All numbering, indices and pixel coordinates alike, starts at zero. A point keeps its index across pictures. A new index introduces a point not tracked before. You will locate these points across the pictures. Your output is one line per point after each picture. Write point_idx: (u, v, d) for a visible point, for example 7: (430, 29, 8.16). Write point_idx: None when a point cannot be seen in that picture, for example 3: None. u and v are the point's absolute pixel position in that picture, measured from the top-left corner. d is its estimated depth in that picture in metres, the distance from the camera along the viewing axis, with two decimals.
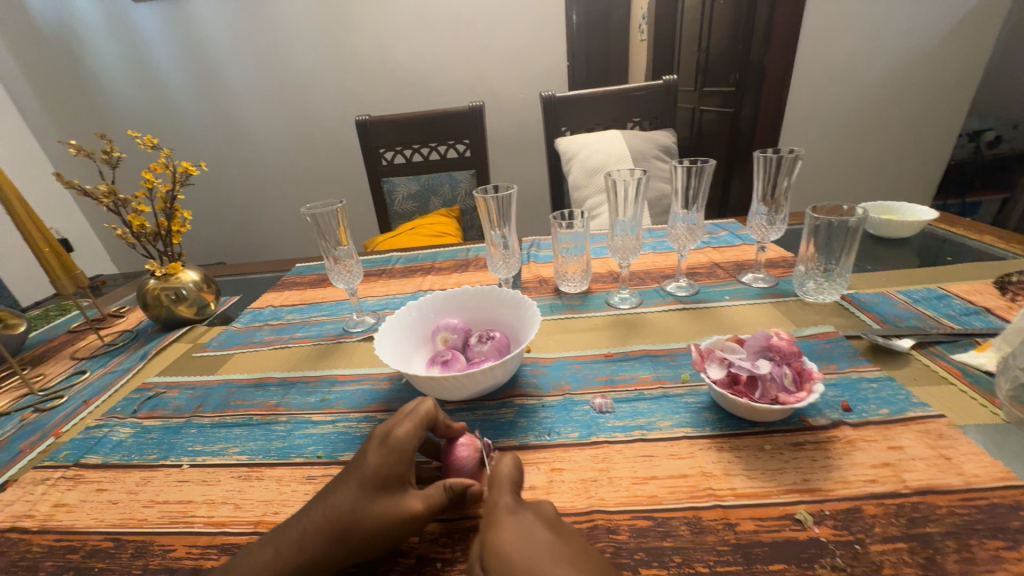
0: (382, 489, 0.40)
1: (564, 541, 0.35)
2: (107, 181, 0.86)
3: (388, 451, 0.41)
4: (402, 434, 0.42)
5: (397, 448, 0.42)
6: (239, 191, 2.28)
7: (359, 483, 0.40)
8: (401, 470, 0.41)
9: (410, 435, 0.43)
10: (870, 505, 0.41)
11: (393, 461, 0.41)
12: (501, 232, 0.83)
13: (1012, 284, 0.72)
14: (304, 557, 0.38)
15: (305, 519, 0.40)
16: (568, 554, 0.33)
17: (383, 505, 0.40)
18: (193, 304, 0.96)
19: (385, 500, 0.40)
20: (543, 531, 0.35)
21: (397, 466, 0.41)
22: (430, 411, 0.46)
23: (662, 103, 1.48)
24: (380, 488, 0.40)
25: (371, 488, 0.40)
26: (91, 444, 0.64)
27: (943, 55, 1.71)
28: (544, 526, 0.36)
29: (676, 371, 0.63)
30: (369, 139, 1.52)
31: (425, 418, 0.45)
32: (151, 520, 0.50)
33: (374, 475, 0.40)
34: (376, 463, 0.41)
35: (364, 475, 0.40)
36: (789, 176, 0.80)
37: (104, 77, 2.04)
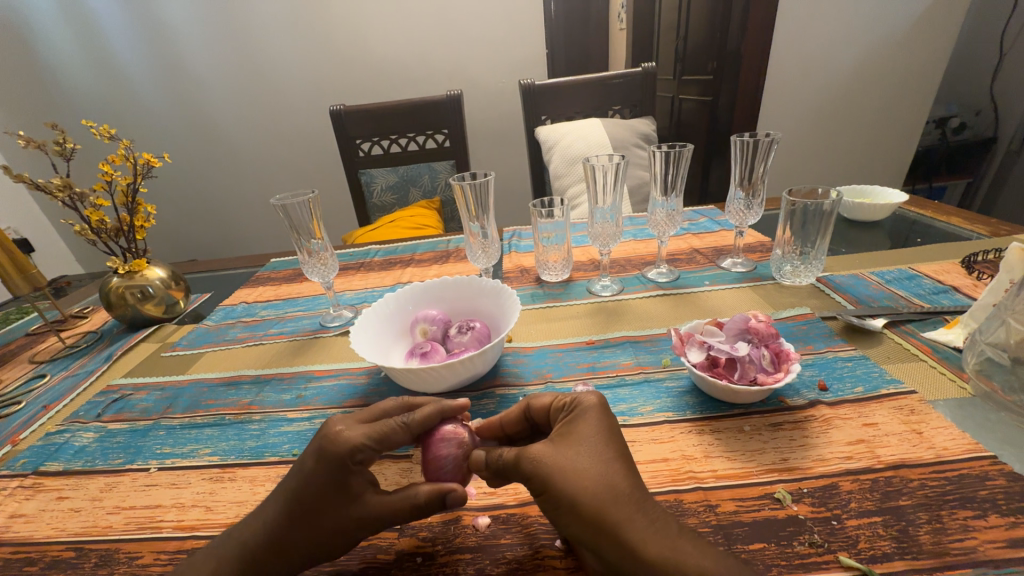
0: (322, 500, 0.39)
1: (617, 449, 0.38)
2: (60, 174, 0.80)
3: (326, 463, 0.39)
4: (342, 446, 0.39)
5: (336, 463, 0.39)
6: (211, 185, 2.20)
7: (297, 493, 0.39)
8: (346, 480, 0.39)
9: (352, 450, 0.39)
10: (846, 481, 0.42)
11: (333, 473, 0.39)
12: (480, 222, 0.82)
13: (978, 263, 0.74)
14: (250, 561, 0.38)
15: (252, 519, 0.40)
16: (619, 465, 0.36)
17: (323, 516, 0.38)
18: (161, 302, 0.92)
19: (327, 511, 0.38)
20: (600, 438, 0.38)
21: (338, 476, 0.39)
22: (391, 428, 0.41)
23: (640, 91, 1.48)
24: (321, 498, 0.39)
25: (309, 498, 0.39)
26: (51, 450, 0.60)
27: (913, 42, 1.74)
28: (603, 431, 0.39)
29: (658, 356, 0.63)
30: (344, 129, 1.47)
31: (376, 430, 0.41)
32: (115, 527, 0.48)
33: (313, 485, 0.39)
34: (313, 471, 0.39)
35: (301, 484, 0.39)
36: (766, 161, 0.80)
37: (55, 65, 1.92)
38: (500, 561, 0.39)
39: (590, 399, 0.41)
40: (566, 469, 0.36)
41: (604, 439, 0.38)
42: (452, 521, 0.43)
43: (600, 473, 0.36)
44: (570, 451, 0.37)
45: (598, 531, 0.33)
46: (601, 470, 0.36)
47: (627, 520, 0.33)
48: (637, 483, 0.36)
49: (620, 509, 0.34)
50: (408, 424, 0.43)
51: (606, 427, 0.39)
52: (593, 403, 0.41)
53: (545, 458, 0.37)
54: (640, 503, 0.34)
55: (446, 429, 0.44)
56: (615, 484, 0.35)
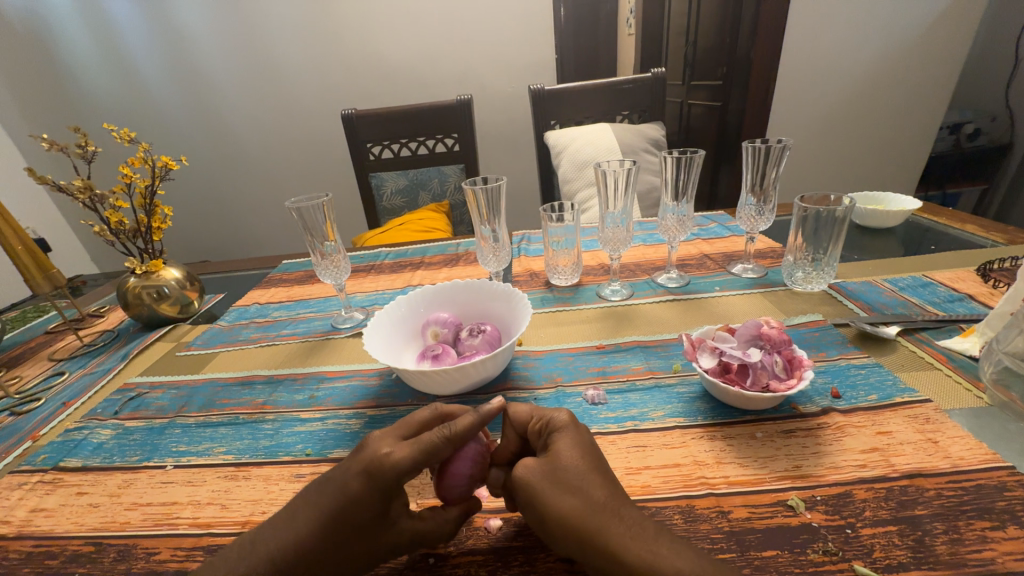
0: (365, 521, 0.38)
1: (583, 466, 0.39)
2: (82, 176, 0.82)
3: (370, 482, 0.38)
4: (391, 469, 0.38)
5: (382, 486, 0.38)
6: (225, 187, 2.24)
7: (340, 513, 0.38)
8: (389, 504, 0.38)
9: (401, 471, 0.38)
10: (861, 489, 0.42)
11: (378, 496, 0.38)
12: (491, 225, 0.82)
13: (994, 271, 0.73)
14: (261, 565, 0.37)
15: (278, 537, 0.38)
16: (584, 481, 0.37)
17: (363, 536, 0.38)
18: (176, 302, 0.93)
19: (369, 535, 0.38)
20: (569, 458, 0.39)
21: (384, 498, 0.38)
22: (438, 451, 0.40)
23: (650, 96, 1.48)
24: (364, 522, 0.38)
25: (353, 518, 0.38)
26: (70, 447, 0.62)
27: (926, 47, 1.73)
28: (571, 450, 0.39)
29: (668, 361, 0.63)
30: (356, 133, 1.49)
31: (422, 451, 0.39)
32: (134, 522, 0.49)
33: (356, 507, 0.38)
34: (359, 494, 0.38)
35: (344, 504, 0.38)
36: (778, 167, 0.80)
37: (77, 69, 1.97)
38: (508, 565, 0.39)
39: (560, 418, 0.42)
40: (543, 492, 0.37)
41: (574, 458, 0.39)
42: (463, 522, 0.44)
43: (571, 490, 0.36)
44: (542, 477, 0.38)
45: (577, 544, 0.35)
46: (572, 489, 0.37)
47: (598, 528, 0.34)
48: (604, 493, 0.37)
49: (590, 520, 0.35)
50: (453, 444, 0.40)
51: (573, 443, 0.40)
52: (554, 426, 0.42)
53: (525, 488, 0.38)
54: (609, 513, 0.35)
55: (475, 455, 0.42)
56: (583, 500, 0.36)
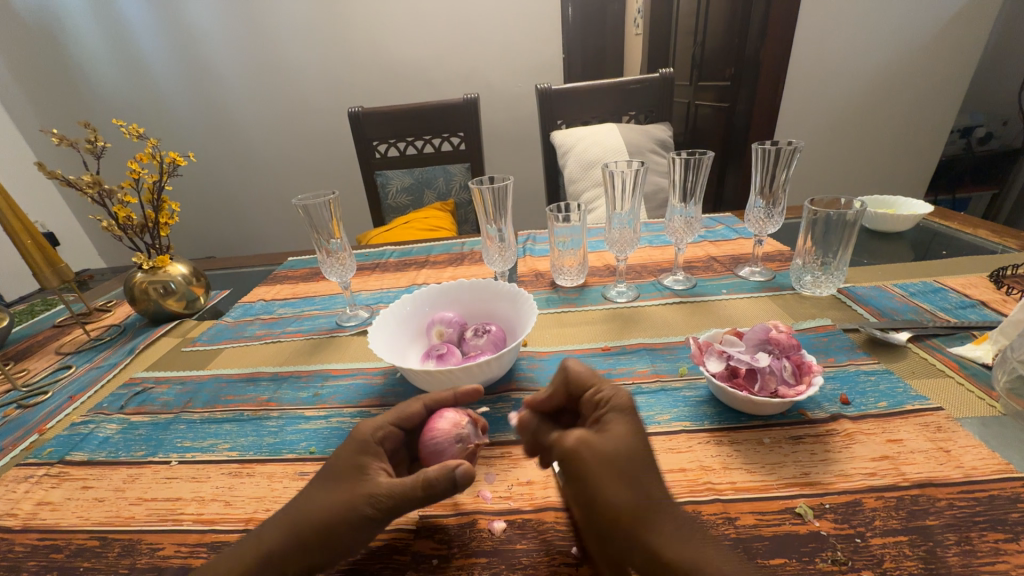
0: (345, 475, 0.40)
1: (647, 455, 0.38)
2: (91, 171, 0.82)
3: (351, 440, 0.43)
4: (368, 426, 0.44)
5: (359, 440, 0.43)
6: (231, 183, 2.24)
7: (325, 470, 0.42)
8: (367, 457, 0.42)
9: (376, 427, 0.44)
10: (871, 498, 0.41)
11: (358, 451, 0.42)
12: (497, 225, 0.82)
13: (1007, 277, 0.72)
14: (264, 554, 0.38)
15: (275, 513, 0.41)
16: (649, 476, 0.36)
17: (342, 489, 0.39)
18: (182, 298, 0.94)
19: (348, 485, 0.40)
20: (637, 446, 0.38)
21: (363, 454, 0.42)
22: (410, 410, 0.46)
23: (658, 96, 1.47)
24: (344, 478, 0.40)
25: (334, 472, 0.41)
26: (75, 440, 0.62)
27: (939, 50, 1.71)
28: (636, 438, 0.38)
29: (674, 365, 0.62)
30: (363, 131, 1.49)
31: (397, 412, 0.46)
32: (138, 518, 0.49)
33: (338, 460, 0.42)
34: (342, 452, 0.42)
35: (330, 462, 0.42)
36: (788, 169, 0.79)
37: (87, 65, 1.98)
38: (513, 566, 0.39)
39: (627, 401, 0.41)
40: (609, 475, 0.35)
41: (637, 446, 0.38)
42: (467, 523, 0.43)
43: (638, 482, 0.35)
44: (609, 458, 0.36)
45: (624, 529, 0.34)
46: (639, 481, 0.36)
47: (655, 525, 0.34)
48: (662, 493, 0.36)
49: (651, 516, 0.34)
50: (425, 407, 0.47)
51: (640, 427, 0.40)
52: (619, 403, 0.41)
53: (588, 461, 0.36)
54: (672, 517, 0.34)
55: (446, 415, 0.46)
56: (648, 496, 0.35)
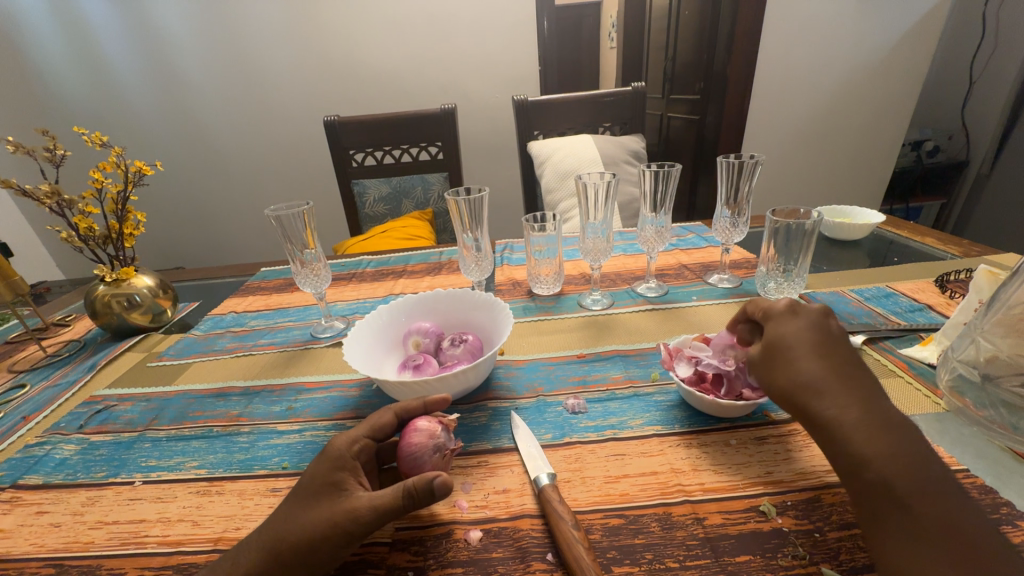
0: (320, 493, 0.40)
1: (826, 345, 0.44)
2: (49, 180, 0.79)
3: (323, 457, 0.43)
4: (341, 441, 0.44)
5: (332, 455, 0.42)
6: (202, 192, 2.18)
7: (298, 489, 0.41)
8: (342, 473, 0.41)
9: (350, 441, 0.44)
10: (829, 494, 0.43)
11: (332, 466, 0.42)
12: (473, 234, 0.83)
13: (951, 282, 0.78)
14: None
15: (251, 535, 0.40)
16: (830, 360, 0.42)
17: (319, 507, 0.39)
18: (148, 311, 0.90)
19: (324, 504, 0.39)
20: (810, 336, 0.44)
21: (338, 468, 0.42)
22: (382, 421, 0.46)
23: (631, 109, 1.52)
24: (319, 494, 0.40)
25: (309, 491, 0.40)
26: (30, 463, 0.59)
27: (888, 69, 1.83)
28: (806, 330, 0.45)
29: (647, 370, 0.64)
30: (339, 140, 1.48)
31: (371, 424, 0.46)
32: (98, 542, 0.47)
33: (311, 479, 0.41)
34: (316, 468, 0.42)
35: (304, 480, 0.42)
36: (751, 181, 0.83)
37: (46, 69, 1.91)
38: (489, 574, 0.40)
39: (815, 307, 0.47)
40: (782, 362, 0.44)
41: (812, 337, 0.44)
42: (443, 533, 0.43)
43: (811, 364, 0.42)
44: (780, 347, 0.45)
45: (793, 404, 0.42)
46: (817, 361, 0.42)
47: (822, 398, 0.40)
48: (834, 375, 0.41)
49: (818, 392, 0.41)
50: (398, 416, 0.47)
51: (821, 324, 0.46)
52: (794, 307, 0.48)
53: (757, 358, 0.47)
54: (845, 390, 0.40)
55: (419, 425, 0.46)
56: (822, 374, 0.42)
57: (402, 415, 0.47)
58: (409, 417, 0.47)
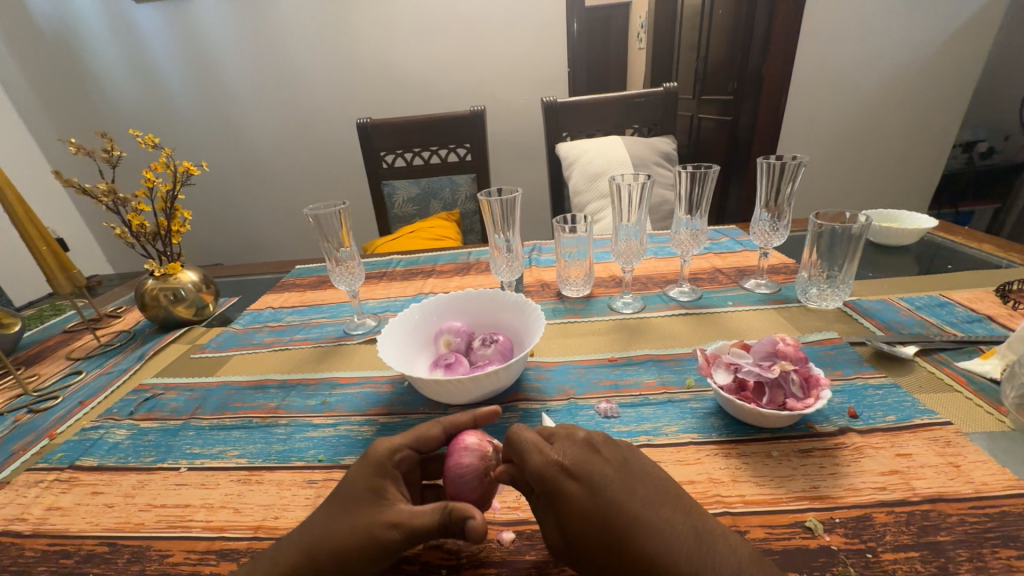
0: (359, 499, 0.41)
1: (625, 484, 0.37)
2: (107, 180, 0.84)
3: (366, 462, 0.43)
4: (384, 449, 0.43)
5: (375, 462, 0.42)
6: (240, 192, 2.27)
7: (339, 489, 0.42)
8: (383, 481, 0.42)
9: (393, 450, 0.43)
10: (881, 512, 0.41)
11: (373, 473, 0.42)
12: (504, 235, 0.83)
13: (1013, 292, 0.72)
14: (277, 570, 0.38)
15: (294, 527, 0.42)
16: (641, 507, 0.36)
17: (358, 514, 0.40)
18: (192, 305, 0.95)
19: (363, 510, 0.40)
20: (603, 491, 0.36)
21: (378, 477, 0.42)
22: (430, 434, 0.46)
23: (662, 110, 1.49)
24: (358, 499, 0.41)
25: (349, 494, 0.41)
26: (86, 446, 0.62)
27: (938, 66, 1.74)
28: (584, 504, 0.36)
29: (681, 376, 0.62)
30: (371, 142, 1.52)
31: (416, 437, 0.45)
32: (147, 524, 0.49)
33: (352, 483, 0.42)
34: (357, 472, 0.42)
35: (345, 482, 0.42)
36: (793, 183, 0.80)
37: (103, 75, 2.03)
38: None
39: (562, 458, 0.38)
40: (596, 549, 0.35)
41: (609, 483, 0.37)
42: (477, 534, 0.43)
43: (634, 533, 0.34)
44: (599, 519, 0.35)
45: None
46: (636, 522, 0.35)
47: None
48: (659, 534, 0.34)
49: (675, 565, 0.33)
50: (445, 432, 0.46)
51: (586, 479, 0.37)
52: (565, 459, 0.38)
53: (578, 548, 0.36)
54: (682, 545, 0.34)
55: (469, 441, 0.45)
56: (651, 538, 0.34)
57: (449, 432, 0.47)
58: (457, 433, 0.47)
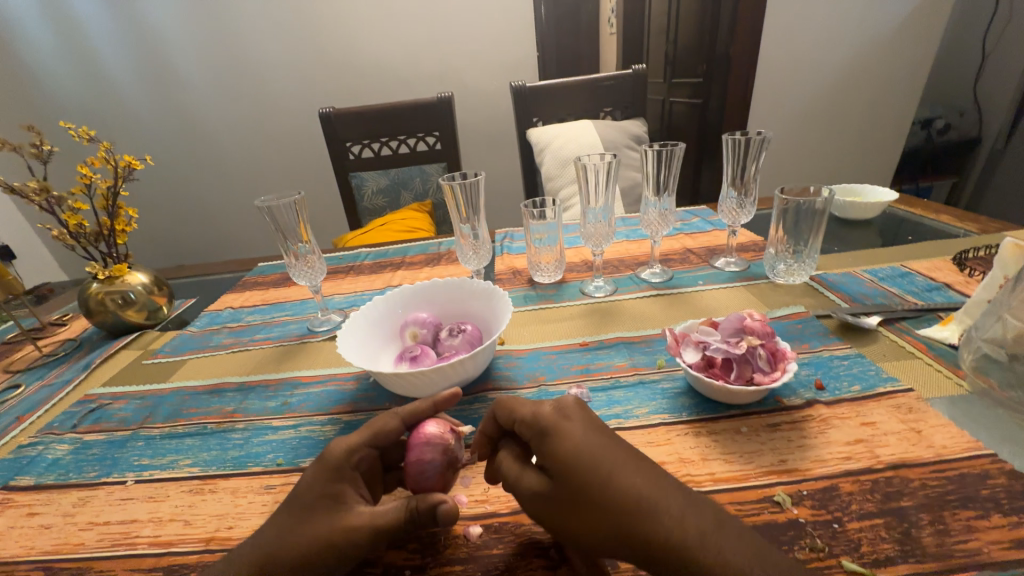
0: (315, 506, 0.38)
1: (611, 434, 0.37)
2: (36, 177, 0.77)
3: (321, 466, 0.40)
4: (340, 450, 0.40)
5: (331, 466, 0.40)
6: (199, 190, 2.17)
7: (293, 497, 0.39)
8: (340, 485, 0.39)
9: (350, 450, 0.41)
10: (846, 482, 0.41)
11: (329, 477, 0.39)
12: (471, 223, 0.80)
13: (970, 260, 0.74)
14: None
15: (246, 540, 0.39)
16: (627, 452, 0.35)
17: (317, 523, 0.37)
18: (143, 308, 0.89)
19: (321, 518, 0.37)
20: (592, 432, 0.36)
21: (336, 480, 0.39)
22: (387, 428, 0.43)
23: (632, 92, 1.48)
24: (315, 505, 0.38)
25: (304, 502, 0.38)
26: (22, 464, 0.58)
27: (897, 44, 1.77)
28: (574, 443, 0.35)
29: (652, 357, 0.61)
30: (334, 132, 1.45)
31: (373, 432, 0.42)
32: (88, 544, 0.46)
33: (307, 490, 0.39)
34: (311, 478, 0.39)
35: (299, 487, 0.39)
36: (758, 160, 0.79)
37: (39, 67, 1.89)
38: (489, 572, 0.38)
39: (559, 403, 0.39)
40: (579, 491, 0.33)
41: (596, 427, 0.36)
42: (442, 532, 0.42)
43: (620, 474, 0.33)
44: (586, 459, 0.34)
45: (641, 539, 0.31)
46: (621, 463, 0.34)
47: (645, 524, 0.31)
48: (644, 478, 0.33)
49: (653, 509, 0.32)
50: (404, 423, 0.44)
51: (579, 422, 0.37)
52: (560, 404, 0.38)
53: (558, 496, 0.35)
54: (665, 488, 0.33)
55: (429, 432, 0.43)
56: (636, 478, 0.33)
57: (408, 423, 0.45)
58: (417, 423, 0.45)
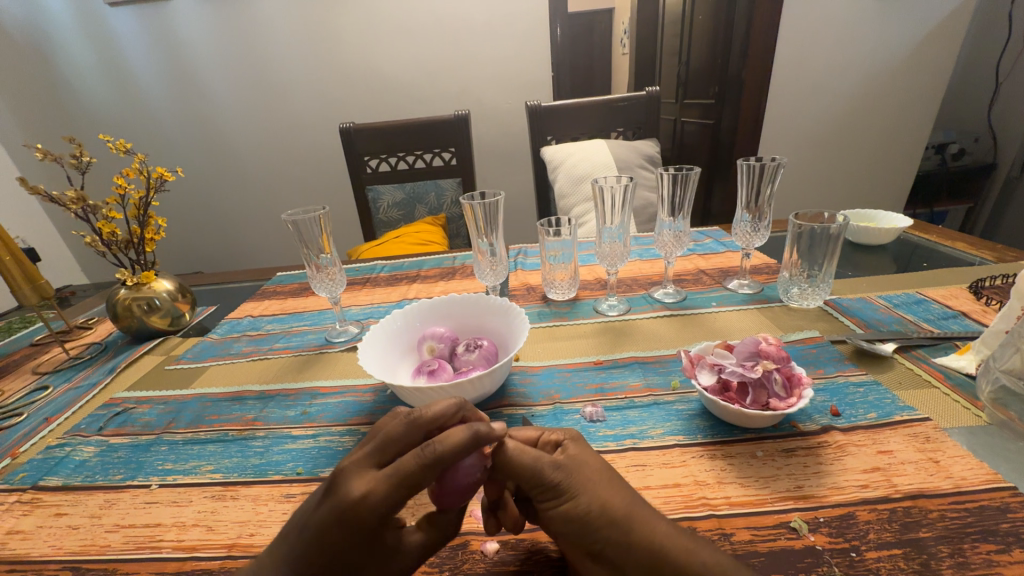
0: (360, 564, 0.35)
1: None
2: (75, 186, 0.81)
3: (353, 530, 0.33)
4: (373, 514, 0.34)
5: (366, 530, 0.34)
6: (220, 199, 2.23)
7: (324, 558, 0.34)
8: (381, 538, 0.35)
9: (386, 512, 0.34)
10: (864, 511, 0.41)
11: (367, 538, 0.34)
12: (488, 239, 0.82)
13: (986, 288, 0.74)
14: None
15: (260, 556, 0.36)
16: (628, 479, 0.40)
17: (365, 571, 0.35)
18: (167, 314, 0.92)
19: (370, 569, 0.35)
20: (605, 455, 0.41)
21: (375, 538, 0.35)
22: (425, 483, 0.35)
23: (644, 113, 1.51)
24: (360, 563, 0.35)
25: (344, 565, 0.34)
26: (50, 465, 0.59)
27: (910, 70, 1.79)
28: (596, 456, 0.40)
29: (666, 378, 0.62)
30: (353, 146, 1.50)
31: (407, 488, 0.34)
32: (114, 546, 0.47)
33: (344, 552, 0.34)
34: (343, 541, 0.34)
35: (330, 550, 0.34)
36: (772, 184, 0.81)
37: (76, 79, 1.98)
38: None
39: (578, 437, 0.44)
40: (595, 480, 0.37)
41: None
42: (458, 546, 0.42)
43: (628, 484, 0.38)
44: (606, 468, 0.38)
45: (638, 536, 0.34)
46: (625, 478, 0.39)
47: (646, 519, 0.35)
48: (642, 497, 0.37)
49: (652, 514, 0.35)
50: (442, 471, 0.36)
51: None
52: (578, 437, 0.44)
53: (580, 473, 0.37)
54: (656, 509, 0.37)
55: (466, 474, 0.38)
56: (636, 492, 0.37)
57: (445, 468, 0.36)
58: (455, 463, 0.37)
